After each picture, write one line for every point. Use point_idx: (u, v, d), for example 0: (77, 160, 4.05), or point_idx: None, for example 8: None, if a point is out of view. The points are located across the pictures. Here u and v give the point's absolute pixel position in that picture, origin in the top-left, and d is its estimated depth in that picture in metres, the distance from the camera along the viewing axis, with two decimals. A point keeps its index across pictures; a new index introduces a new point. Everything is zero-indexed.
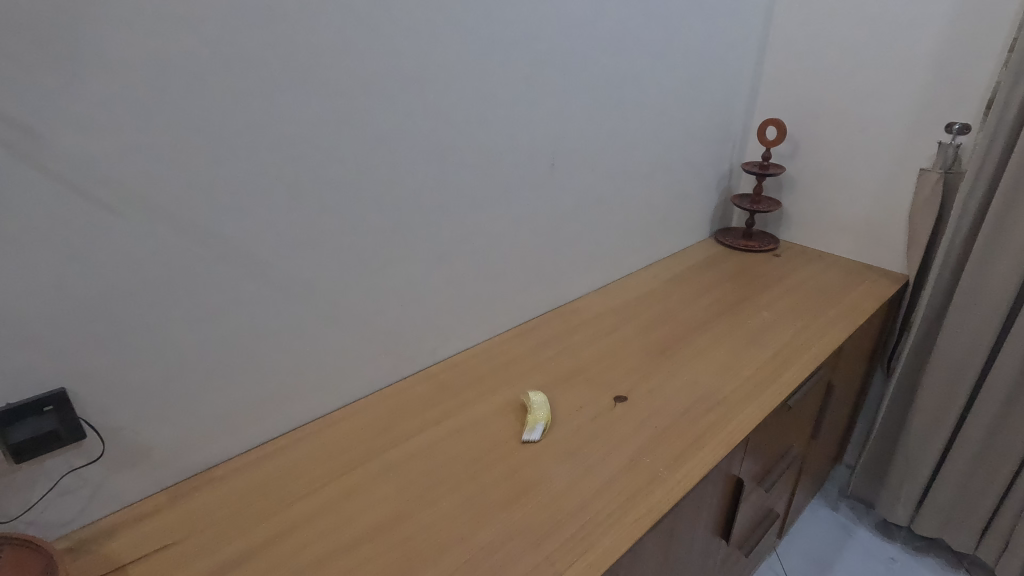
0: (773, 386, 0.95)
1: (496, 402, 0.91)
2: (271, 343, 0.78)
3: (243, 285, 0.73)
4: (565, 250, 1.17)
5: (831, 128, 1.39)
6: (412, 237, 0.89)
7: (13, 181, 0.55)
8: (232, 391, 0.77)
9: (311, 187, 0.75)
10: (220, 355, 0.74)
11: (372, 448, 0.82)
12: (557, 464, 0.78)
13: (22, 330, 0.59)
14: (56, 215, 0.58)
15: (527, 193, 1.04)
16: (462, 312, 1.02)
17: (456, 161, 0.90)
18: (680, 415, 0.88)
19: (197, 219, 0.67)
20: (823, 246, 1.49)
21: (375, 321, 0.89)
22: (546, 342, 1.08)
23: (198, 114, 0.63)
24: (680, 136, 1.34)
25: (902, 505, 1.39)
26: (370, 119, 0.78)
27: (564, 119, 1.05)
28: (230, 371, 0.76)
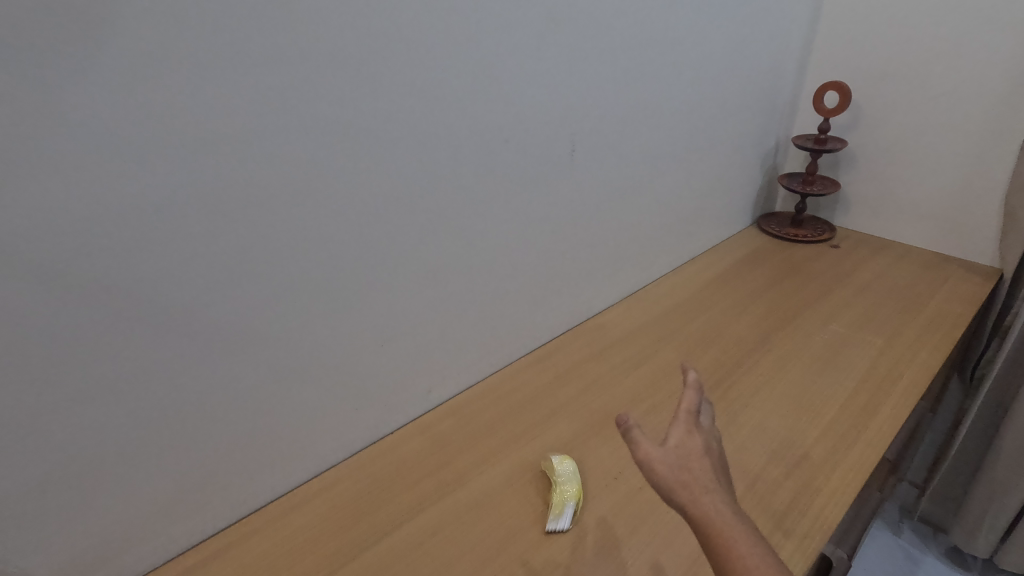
0: (865, 434, 0.74)
1: (510, 466, 0.71)
2: (199, 413, 0.58)
3: (152, 347, 0.53)
4: (588, 255, 0.95)
5: (906, 91, 1.14)
6: (394, 258, 0.67)
7: None
8: (147, 480, 0.57)
9: (240, 202, 0.53)
10: (121, 438, 0.54)
11: (348, 543, 0.62)
12: (590, 568, 0.58)
13: None
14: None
15: (541, 186, 0.82)
16: (464, 344, 0.81)
17: (449, 151, 0.68)
18: (748, 486, 0.67)
19: (60, 261, 0.46)
20: (890, 233, 1.25)
21: (347, 368, 0.68)
22: (569, 372, 0.87)
23: (37, 107, 0.42)
24: (721, 108, 1.11)
25: (984, 537, 1.19)
26: (322, 101, 0.55)
27: (586, 93, 0.82)
28: (142, 456, 0.56)
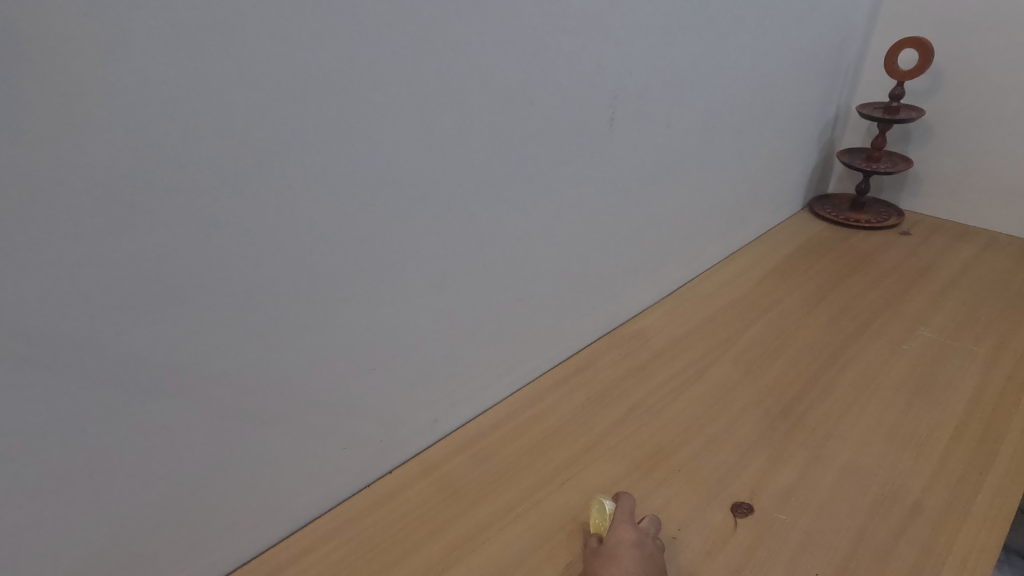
0: (992, 479, 0.58)
1: (537, 523, 0.56)
2: (128, 463, 0.44)
3: (44, 378, 0.39)
4: (624, 246, 0.79)
5: (997, 46, 0.96)
6: (383, 254, 0.52)
7: None
8: (61, 552, 0.44)
9: (163, 184, 0.39)
10: (16, 500, 0.40)
11: None
12: None
13: None
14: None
15: (572, 164, 0.66)
16: (477, 360, 0.66)
17: (457, 117, 0.53)
18: (849, 551, 0.52)
19: None
20: (970, 217, 1.08)
21: (329, 398, 0.54)
22: (608, 394, 0.71)
23: None
24: (779, 69, 0.93)
25: None
26: (273, 44, 0.41)
27: (628, 44, 0.66)
28: (56, 518, 0.43)
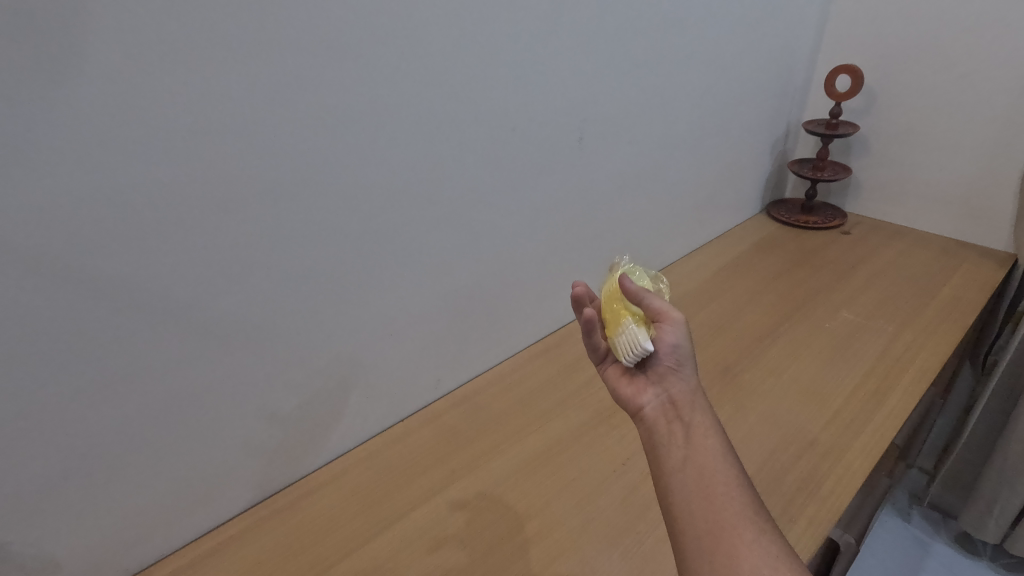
0: (875, 420, 0.73)
1: (518, 457, 0.71)
2: (211, 406, 0.58)
3: (159, 338, 0.53)
4: (595, 243, 0.95)
5: (923, 72, 1.10)
6: (400, 248, 0.67)
7: None
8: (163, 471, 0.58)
9: (248, 195, 0.53)
10: (137, 429, 0.54)
11: (361, 528, 0.64)
12: (601, 551, 0.59)
13: None
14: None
15: (548, 176, 0.81)
16: (471, 334, 0.81)
17: (454, 142, 0.67)
18: (757, 471, 0.67)
19: (59, 258, 0.45)
20: (903, 218, 1.24)
21: (356, 359, 0.69)
22: (579, 362, 0.87)
23: (28, 98, 0.41)
24: (731, 93, 1.09)
25: (994, 522, 1.20)
26: (326, 94, 0.55)
27: (594, 79, 0.80)
28: (156, 447, 0.56)
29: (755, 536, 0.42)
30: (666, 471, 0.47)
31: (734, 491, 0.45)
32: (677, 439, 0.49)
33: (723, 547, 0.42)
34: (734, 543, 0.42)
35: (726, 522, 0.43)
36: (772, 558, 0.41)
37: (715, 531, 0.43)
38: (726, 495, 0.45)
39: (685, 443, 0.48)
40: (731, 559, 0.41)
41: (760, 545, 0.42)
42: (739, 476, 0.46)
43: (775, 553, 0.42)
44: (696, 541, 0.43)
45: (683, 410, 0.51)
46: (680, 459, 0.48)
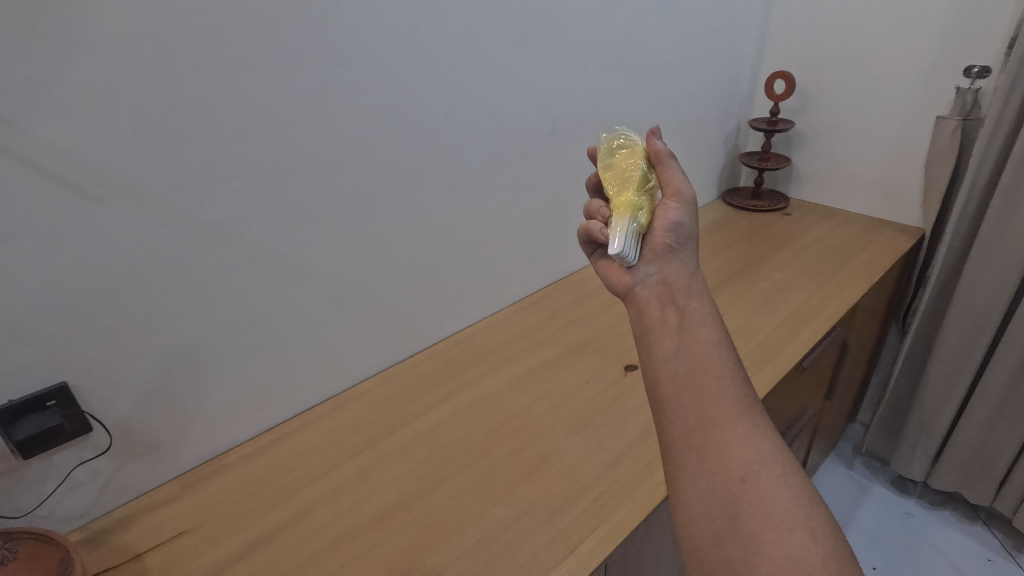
0: (788, 349, 0.93)
1: (505, 378, 0.90)
2: (271, 329, 0.77)
3: (238, 271, 0.71)
4: (570, 218, 1.14)
5: (846, 76, 1.32)
6: (412, 212, 0.86)
7: (5, 180, 0.53)
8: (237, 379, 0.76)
9: (303, 166, 0.72)
10: (220, 343, 0.72)
11: (383, 427, 0.81)
12: (569, 435, 0.77)
13: (32, 332, 0.58)
14: (27, 204, 0.55)
15: (529, 160, 1.00)
16: (468, 288, 1.00)
17: (453, 131, 0.87)
18: None
19: (177, 206, 0.64)
20: (836, 202, 1.45)
21: (378, 301, 0.87)
22: (555, 313, 1.06)
23: (166, 93, 0.59)
24: (687, 94, 1.28)
25: (918, 461, 1.40)
26: (359, 92, 0.74)
27: (566, 81, 1.00)
28: (233, 356, 0.74)
29: (747, 432, 0.50)
30: (661, 360, 0.57)
31: (727, 385, 0.53)
32: (670, 326, 0.60)
33: (713, 439, 0.50)
34: (724, 435, 0.50)
35: (716, 416, 0.51)
36: (760, 450, 0.49)
37: (704, 423, 0.51)
38: (719, 393, 0.52)
39: (679, 337, 0.58)
40: (719, 450, 0.49)
41: (751, 442, 0.49)
42: (734, 376, 0.54)
43: (764, 448, 0.49)
44: (686, 431, 0.51)
45: (678, 295, 0.62)
46: (672, 347, 0.57)
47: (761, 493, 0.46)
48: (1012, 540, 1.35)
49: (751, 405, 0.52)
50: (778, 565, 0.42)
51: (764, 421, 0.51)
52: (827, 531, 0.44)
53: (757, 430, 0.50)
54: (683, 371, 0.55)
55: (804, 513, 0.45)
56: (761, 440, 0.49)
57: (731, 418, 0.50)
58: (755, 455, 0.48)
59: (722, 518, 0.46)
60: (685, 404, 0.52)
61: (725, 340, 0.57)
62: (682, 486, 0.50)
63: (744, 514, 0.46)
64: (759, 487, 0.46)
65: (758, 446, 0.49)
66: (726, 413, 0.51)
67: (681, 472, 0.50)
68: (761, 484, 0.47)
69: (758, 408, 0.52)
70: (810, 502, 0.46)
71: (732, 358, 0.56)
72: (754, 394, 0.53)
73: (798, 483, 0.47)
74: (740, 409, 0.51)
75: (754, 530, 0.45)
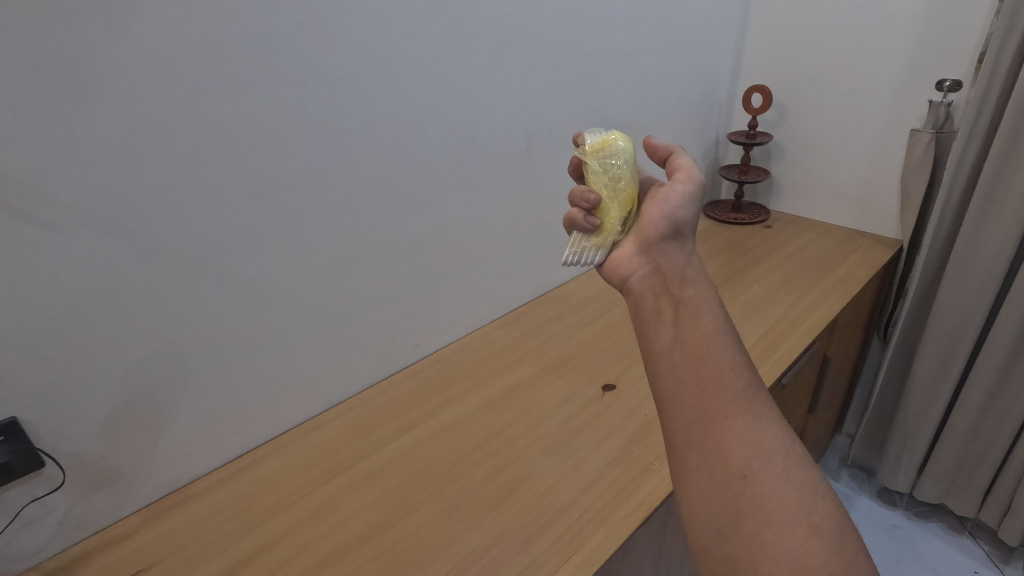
0: (767, 365, 0.92)
1: (481, 399, 0.88)
2: (237, 354, 0.74)
3: (199, 296, 0.69)
4: (548, 234, 1.13)
5: (822, 90, 1.32)
6: (383, 231, 0.85)
7: None
8: (201, 407, 0.73)
9: (269, 187, 0.70)
10: (181, 371, 0.70)
11: (355, 452, 0.79)
12: (545, 458, 0.75)
13: None
14: None
15: (503, 177, 0.99)
16: (444, 306, 0.99)
17: (424, 149, 0.85)
18: None
19: (134, 232, 0.62)
20: (815, 213, 1.46)
21: (350, 321, 0.85)
22: (533, 330, 1.05)
23: (121, 116, 0.58)
24: (665, 108, 1.29)
25: (903, 472, 1.39)
26: (325, 112, 0.72)
27: (540, 97, 0.99)
28: (196, 384, 0.72)
29: (748, 426, 0.49)
30: (657, 352, 0.55)
31: (726, 376, 0.52)
32: (668, 317, 0.58)
33: (714, 434, 0.49)
34: (724, 431, 0.49)
35: (717, 411, 0.50)
36: (762, 444, 0.48)
37: (704, 420, 0.50)
38: (719, 384, 0.51)
39: (677, 327, 0.56)
40: (720, 446, 0.48)
41: (752, 436, 0.48)
42: (734, 364, 0.53)
43: (766, 443, 0.48)
44: (687, 426, 0.51)
45: (673, 284, 0.61)
46: (670, 339, 0.56)
47: (763, 490, 0.46)
48: (999, 550, 1.35)
49: (752, 395, 0.51)
50: (781, 564, 0.43)
51: (767, 413, 0.50)
52: (831, 527, 0.44)
53: (759, 423, 0.49)
54: (681, 362, 0.54)
55: (807, 510, 0.45)
56: (763, 433, 0.49)
57: (733, 412, 0.50)
58: (757, 450, 0.48)
59: (724, 517, 0.46)
60: (685, 399, 0.51)
61: (724, 327, 0.56)
62: (684, 484, 0.49)
63: (746, 513, 0.46)
64: (761, 484, 0.46)
65: (761, 442, 0.48)
66: (727, 406, 0.50)
67: (683, 470, 0.50)
68: (763, 482, 0.46)
69: (761, 399, 0.51)
70: (816, 496, 0.46)
71: (733, 345, 0.55)
72: (755, 384, 0.52)
73: (802, 477, 0.47)
74: (741, 402, 0.50)
75: (758, 528, 0.45)
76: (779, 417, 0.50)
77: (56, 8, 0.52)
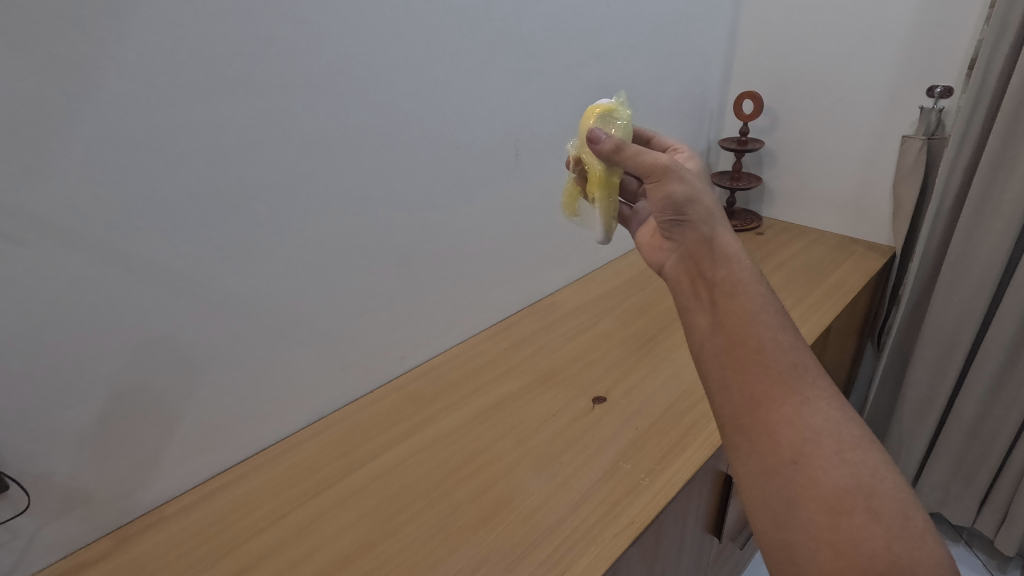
0: None
1: (468, 413, 0.86)
2: (213, 370, 0.72)
3: (174, 311, 0.66)
4: (537, 243, 1.12)
5: (813, 96, 1.32)
6: (367, 242, 0.83)
7: None
8: (177, 425, 0.70)
9: (248, 198, 0.68)
10: (156, 388, 0.67)
11: (338, 469, 0.77)
12: (533, 474, 0.73)
13: None
14: None
15: (490, 187, 0.98)
16: (430, 318, 0.97)
17: (409, 159, 0.84)
18: (662, 414, 0.83)
19: (104, 245, 0.59)
20: (807, 220, 1.45)
21: (333, 334, 0.83)
22: (522, 341, 1.03)
23: (88, 124, 0.55)
24: (655, 116, 1.27)
25: None
26: (306, 121, 0.71)
27: (527, 105, 0.98)
28: (171, 400, 0.69)
29: (796, 409, 0.47)
30: (698, 338, 0.54)
31: (771, 359, 0.49)
32: (705, 303, 0.55)
33: (762, 419, 0.48)
34: (771, 415, 0.47)
35: (764, 395, 0.48)
36: (814, 427, 0.46)
37: (751, 404, 0.48)
38: (762, 368, 0.49)
39: (713, 312, 0.53)
40: (770, 431, 0.47)
41: (802, 419, 0.46)
42: (780, 345, 0.49)
43: (818, 425, 0.46)
44: (734, 411, 0.49)
45: (703, 268, 0.56)
46: (709, 324, 0.53)
47: (817, 475, 0.44)
48: (994, 560, 1.33)
49: (800, 374, 0.48)
50: (839, 551, 0.42)
51: (817, 392, 0.48)
52: (891, 509, 0.43)
53: (808, 405, 0.47)
54: (721, 347, 0.51)
55: (867, 494, 0.43)
56: (814, 415, 0.47)
57: (780, 395, 0.47)
58: (808, 433, 0.46)
59: (780, 504, 0.45)
60: (729, 385, 0.50)
61: (767, 305, 0.51)
62: (738, 470, 0.49)
63: (802, 500, 0.44)
64: (814, 468, 0.44)
65: (812, 424, 0.46)
66: (773, 389, 0.48)
67: (736, 456, 0.49)
68: (817, 467, 0.44)
69: (810, 377, 0.49)
70: (874, 478, 0.44)
71: (778, 322, 0.50)
72: (805, 361, 0.49)
73: (856, 460, 0.45)
74: (789, 383, 0.48)
75: (815, 515, 0.43)
76: (794, 409, 0.47)
77: (18, 14, 0.49)
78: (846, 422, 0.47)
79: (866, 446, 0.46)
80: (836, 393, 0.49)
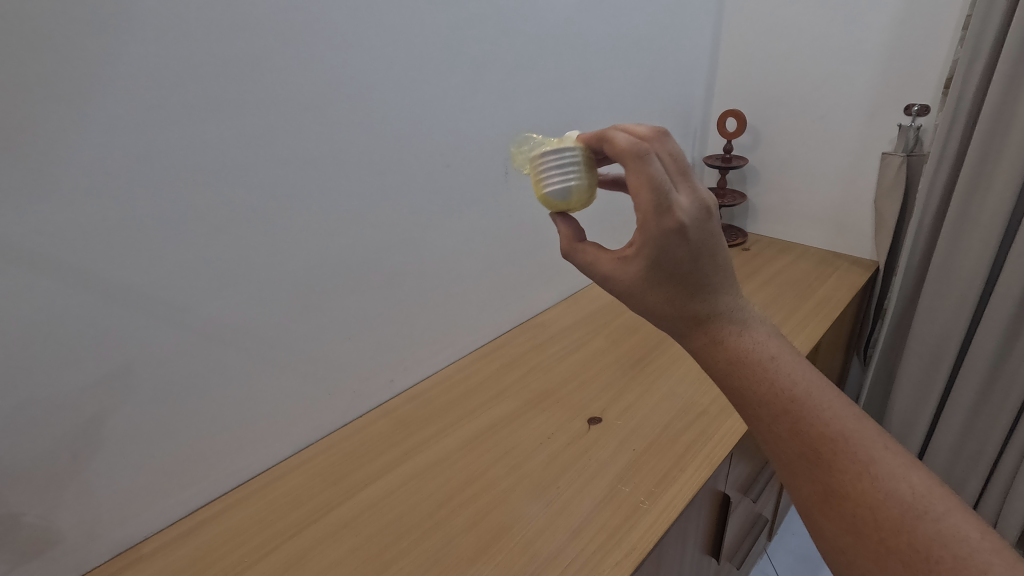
0: None
1: (462, 437, 0.84)
2: (195, 398, 0.69)
3: (156, 336, 0.64)
4: (526, 261, 1.11)
5: (793, 114, 1.35)
6: (354, 263, 0.81)
7: None
8: (157, 454, 0.67)
9: (235, 218, 0.67)
10: (136, 417, 0.64)
11: (327, 499, 0.74)
12: (531, 500, 0.71)
13: None
14: None
15: (479, 206, 0.97)
16: (418, 339, 0.95)
17: (398, 179, 0.83)
18: (658, 435, 0.81)
19: (83, 269, 0.57)
20: (792, 236, 1.47)
21: (320, 356, 0.81)
22: (513, 361, 1.02)
23: (69, 145, 0.53)
24: None
25: None
26: (293, 140, 0.69)
27: (515, 121, 0.98)
28: (149, 430, 0.66)
29: (823, 497, 0.43)
30: None
31: (781, 448, 0.46)
32: None
33: (800, 502, 0.46)
34: (804, 500, 0.45)
35: (790, 480, 0.46)
36: (847, 515, 0.42)
37: (788, 485, 0.47)
38: (779, 460, 0.47)
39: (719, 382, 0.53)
40: (809, 517, 0.45)
41: (833, 507, 0.43)
42: (786, 436, 0.45)
43: (852, 512, 0.42)
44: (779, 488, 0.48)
45: None
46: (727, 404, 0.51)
47: (863, 565, 0.41)
48: None
49: (813, 462, 0.44)
50: None
51: (838, 478, 0.43)
52: None
53: (832, 494, 0.43)
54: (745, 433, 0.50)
55: None
56: (845, 504, 0.42)
57: (802, 481, 0.45)
58: (843, 523, 0.42)
59: None
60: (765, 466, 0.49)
61: (763, 401, 0.47)
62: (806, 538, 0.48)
63: None
64: (858, 560, 0.41)
65: (843, 511, 0.42)
66: (796, 477, 0.45)
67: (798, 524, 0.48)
68: (859, 559, 0.41)
69: (829, 460, 0.43)
70: (931, 559, 0.38)
71: (774, 412, 0.46)
72: (819, 445, 0.44)
73: (901, 539, 0.39)
74: (804, 470, 0.44)
75: None
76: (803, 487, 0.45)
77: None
78: (884, 501, 0.41)
79: (910, 526, 0.39)
80: (865, 469, 0.42)
